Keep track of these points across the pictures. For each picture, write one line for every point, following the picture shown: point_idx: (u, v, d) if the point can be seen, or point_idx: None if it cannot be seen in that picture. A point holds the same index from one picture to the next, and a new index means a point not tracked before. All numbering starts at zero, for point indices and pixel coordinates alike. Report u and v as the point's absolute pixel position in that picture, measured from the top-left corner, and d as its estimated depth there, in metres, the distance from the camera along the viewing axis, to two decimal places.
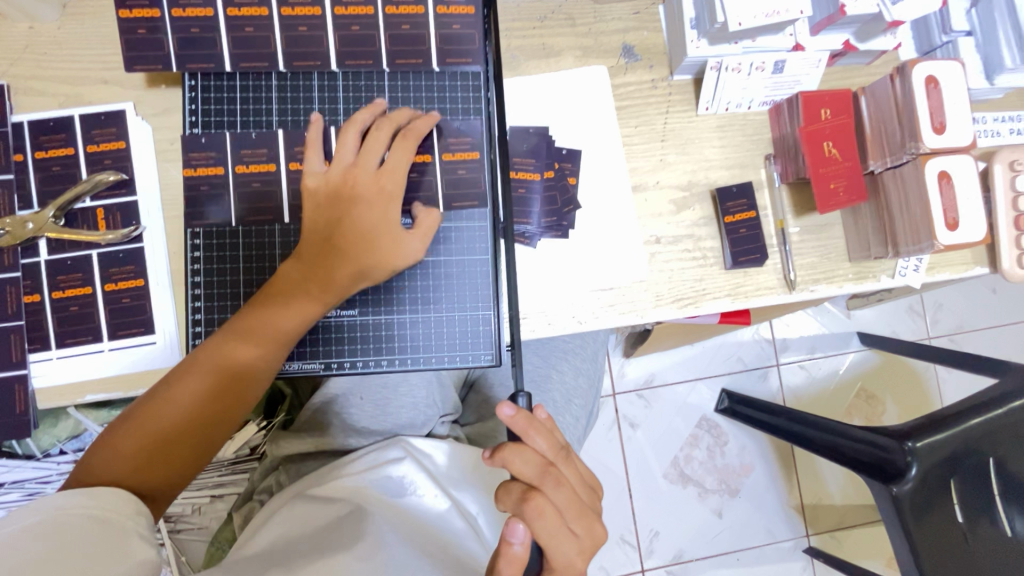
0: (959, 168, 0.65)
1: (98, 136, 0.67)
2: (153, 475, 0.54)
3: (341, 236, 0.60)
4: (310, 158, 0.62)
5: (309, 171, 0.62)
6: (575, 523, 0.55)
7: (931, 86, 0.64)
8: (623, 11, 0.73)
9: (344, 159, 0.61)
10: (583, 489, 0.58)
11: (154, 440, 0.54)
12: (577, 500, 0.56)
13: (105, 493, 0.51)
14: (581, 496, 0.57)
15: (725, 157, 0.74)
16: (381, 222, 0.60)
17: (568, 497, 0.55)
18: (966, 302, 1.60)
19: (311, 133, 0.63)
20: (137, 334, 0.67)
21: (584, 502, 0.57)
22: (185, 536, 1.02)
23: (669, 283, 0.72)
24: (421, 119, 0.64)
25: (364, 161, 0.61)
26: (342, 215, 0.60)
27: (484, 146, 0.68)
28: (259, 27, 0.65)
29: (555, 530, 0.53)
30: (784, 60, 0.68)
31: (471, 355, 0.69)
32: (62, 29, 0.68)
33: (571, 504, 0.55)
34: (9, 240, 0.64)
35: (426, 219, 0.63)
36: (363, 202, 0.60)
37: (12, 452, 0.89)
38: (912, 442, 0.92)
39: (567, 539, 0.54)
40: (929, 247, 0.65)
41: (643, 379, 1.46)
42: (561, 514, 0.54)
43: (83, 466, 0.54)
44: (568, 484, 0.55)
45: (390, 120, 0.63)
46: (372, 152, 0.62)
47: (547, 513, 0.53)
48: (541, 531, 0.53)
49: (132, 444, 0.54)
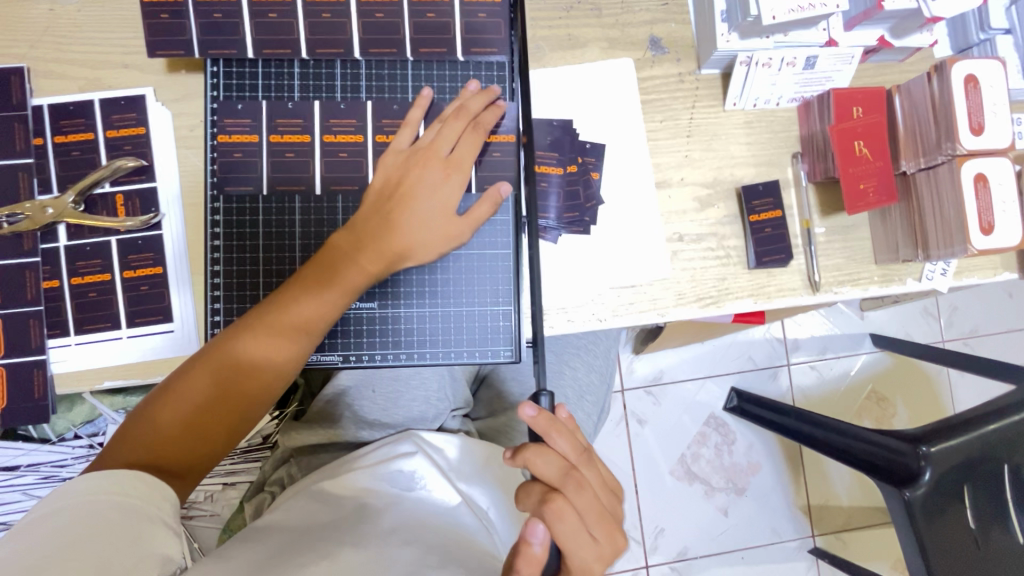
0: (996, 170, 0.63)
1: (118, 121, 0.66)
2: (183, 451, 0.55)
3: (393, 216, 0.60)
4: (401, 134, 0.64)
5: (393, 148, 0.63)
6: (597, 528, 0.53)
7: (971, 85, 0.62)
8: (651, 2, 0.72)
9: (425, 141, 0.63)
10: (606, 495, 0.56)
11: (186, 416, 0.55)
12: (599, 505, 0.54)
13: (124, 476, 0.50)
14: (604, 502, 0.55)
15: (752, 154, 0.72)
16: (437, 205, 0.61)
17: (590, 501, 0.53)
18: (983, 305, 1.58)
19: (413, 113, 0.64)
20: (155, 322, 0.66)
21: (606, 508, 0.55)
22: (197, 522, 1.00)
23: (691, 282, 0.71)
24: (492, 108, 0.65)
25: (438, 146, 0.62)
26: (400, 195, 0.61)
27: (512, 128, 0.67)
28: (282, 13, 0.64)
29: (574, 534, 0.52)
30: (816, 56, 0.66)
31: (490, 351, 0.68)
32: (82, 12, 0.67)
33: (593, 509, 0.53)
34: (29, 225, 0.64)
35: (480, 209, 0.62)
36: (419, 187, 0.61)
37: (28, 435, 0.90)
38: (927, 447, 0.90)
39: (586, 543, 0.52)
40: (961, 252, 0.63)
41: (653, 376, 1.45)
42: (581, 517, 0.52)
43: (119, 441, 0.55)
44: (589, 488, 0.54)
45: (467, 110, 0.64)
46: (446, 139, 0.62)
47: (567, 516, 0.52)
48: (560, 532, 0.51)
49: (163, 421, 0.55)
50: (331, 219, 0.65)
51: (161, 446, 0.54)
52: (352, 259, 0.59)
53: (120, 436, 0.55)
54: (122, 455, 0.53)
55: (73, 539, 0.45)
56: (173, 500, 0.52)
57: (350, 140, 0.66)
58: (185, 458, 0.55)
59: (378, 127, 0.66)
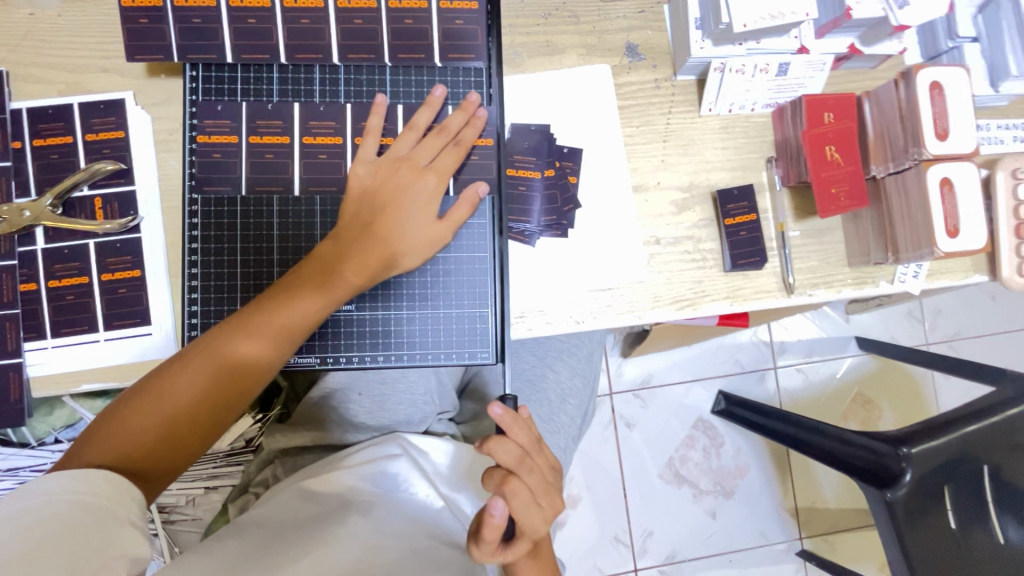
0: (961, 175, 0.64)
1: (97, 125, 0.67)
2: (155, 453, 0.55)
3: (377, 226, 0.61)
4: (366, 145, 0.64)
5: (360, 158, 0.64)
6: (543, 497, 0.56)
7: (936, 92, 0.64)
8: (627, 9, 0.73)
9: (398, 152, 0.64)
10: (553, 472, 0.59)
11: (160, 422, 0.55)
12: (547, 480, 0.57)
13: (96, 477, 0.51)
14: (551, 477, 0.58)
15: (727, 159, 0.74)
16: (419, 213, 0.62)
17: (540, 479, 0.56)
18: (965, 309, 1.60)
19: (372, 120, 0.65)
20: (134, 325, 0.66)
21: (552, 481, 0.58)
22: (177, 527, 1.01)
23: (667, 284, 0.71)
24: (471, 124, 0.65)
25: (417, 158, 0.63)
26: (382, 206, 0.61)
27: (495, 134, 0.67)
28: (261, 19, 0.65)
29: (529, 506, 0.54)
30: (788, 63, 0.68)
31: (469, 352, 0.68)
32: (62, 16, 0.68)
33: (542, 484, 0.56)
34: (7, 228, 0.64)
35: (458, 211, 0.64)
36: (402, 196, 0.62)
37: (7, 439, 0.89)
38: (908, 449, 0.92)
39: (537, 510, 0.55)
40: (928, 254, 0.65)
41: (641, 379, 1.45)
42: (533, 494, 0.55)
43: (88, 443, 0.54)
44: (541, 468, 0.56)
45: (446, 127, 0.65)
46: (424, 152, 0.64)
47: (522, 494, 0.54)
48: (517, 507, 0.54)
49: (137, 424, 0.55)
50: (309, 222, 0.66)
51: (134, 450, 0.54)
52: (336, 268, 0.60)
53: (92, 436, 0.55)
54: (95, 457, 0.53)
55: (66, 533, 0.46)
56: (140, 501, 0.53)
57: (329, 142, 0.66)
58: (158, 461, 0.56)
59: (356, 130, 0.67)
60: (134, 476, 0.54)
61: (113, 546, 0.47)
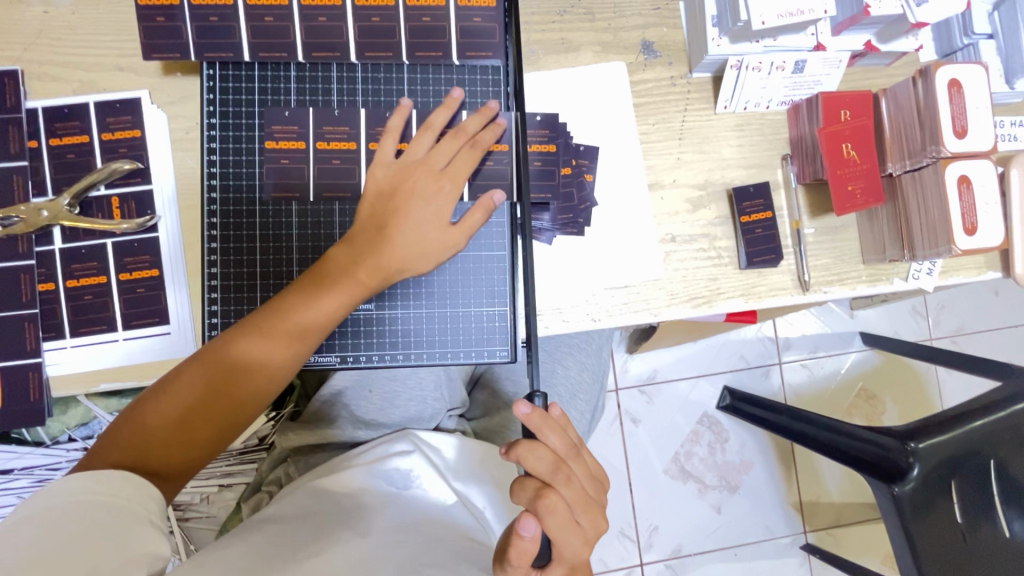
0: (979, 173, 0.65)
1: (113, 124, 0.67)
2: (172, 451, 0.56)
3: (390, 230, 0.61)
4: (384, 146, 0.64)
5: (378, 160, 0.63)
6: (582, 515, 0.55)
7: (954, 90, 0.64)
8: (643, 7, 0.73)
9: (414, 156, 0.63)
10: (592, 484, 0.57)
11: (175, 418, 0.56)
12: (585, 495, 0.55)
13: (111, 476, 0.51)
14: (588, 490, 0.56)
15: (742, 156, 0.74)
16: (431, 219, 0.62)
17: (578, 493, 0.54)
18: (969, 304, 1.60)
19: (395, 120, 0.64)
20: (152, 324, 0.66)
21: (591, 496, 0.56)
22: (193, 524, 1.02)
23: (682, 282, 0.72)
24: (490, 128, 0.65)
25: (432, 161, 0.63)
26: (396, 208, 0.61)
27: (511, 140, 0.67)
28: (279, 17, 0.65)
29: (564, 524, 0.53)
30: (804, 61, 0.68)
31: (487, 350, 0.69)
32: (77, 15, 0.68)
33: (581, 500, 0.54)
34: (24, 228, 0.64)
35: (472, 217, 0.63)
36: (414, 199, 0.61)
37: (21, 439, 0.89)
38: (915, 443, 0.92)
39: (574, 530, 0.54)
40: (946, 252, 0.65)
41: (647, 375, 1.46)
42: (570, 508, 0.54)
43: (109, 439, 0.55)
44: (578, 481, 0.55)
45: (464, 129, 0.64)
46: (440, 155, 0.63)
47: (559, 509, 0.52)
48: (550, 523, 0.52)
49: (154, 421, 0.55)
50: (329, 223, 0.66)
51: (151, 446, 0.55)
52: (348, 270, 0.60)
53: (113, 432, 0.56)
54: (113, 455, 0.54)
55: (94, 525, 0.47)
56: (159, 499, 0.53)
57: (342, 148, 0.66)
58: (173, 460, 0.56)
59: (371, 135, 0.66)
60: (156, 475, 0.55)
61: (139, 540, 0.48)
